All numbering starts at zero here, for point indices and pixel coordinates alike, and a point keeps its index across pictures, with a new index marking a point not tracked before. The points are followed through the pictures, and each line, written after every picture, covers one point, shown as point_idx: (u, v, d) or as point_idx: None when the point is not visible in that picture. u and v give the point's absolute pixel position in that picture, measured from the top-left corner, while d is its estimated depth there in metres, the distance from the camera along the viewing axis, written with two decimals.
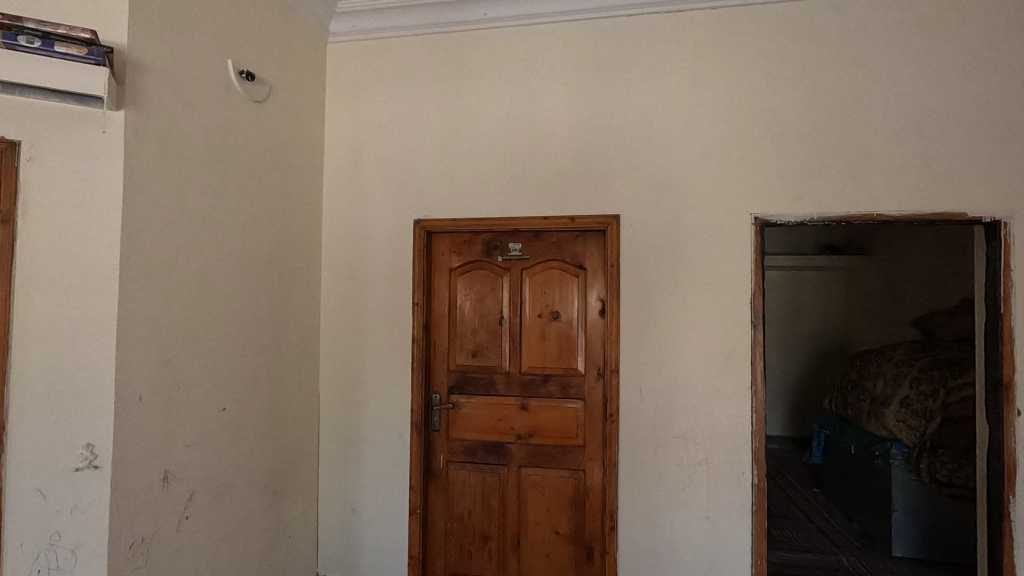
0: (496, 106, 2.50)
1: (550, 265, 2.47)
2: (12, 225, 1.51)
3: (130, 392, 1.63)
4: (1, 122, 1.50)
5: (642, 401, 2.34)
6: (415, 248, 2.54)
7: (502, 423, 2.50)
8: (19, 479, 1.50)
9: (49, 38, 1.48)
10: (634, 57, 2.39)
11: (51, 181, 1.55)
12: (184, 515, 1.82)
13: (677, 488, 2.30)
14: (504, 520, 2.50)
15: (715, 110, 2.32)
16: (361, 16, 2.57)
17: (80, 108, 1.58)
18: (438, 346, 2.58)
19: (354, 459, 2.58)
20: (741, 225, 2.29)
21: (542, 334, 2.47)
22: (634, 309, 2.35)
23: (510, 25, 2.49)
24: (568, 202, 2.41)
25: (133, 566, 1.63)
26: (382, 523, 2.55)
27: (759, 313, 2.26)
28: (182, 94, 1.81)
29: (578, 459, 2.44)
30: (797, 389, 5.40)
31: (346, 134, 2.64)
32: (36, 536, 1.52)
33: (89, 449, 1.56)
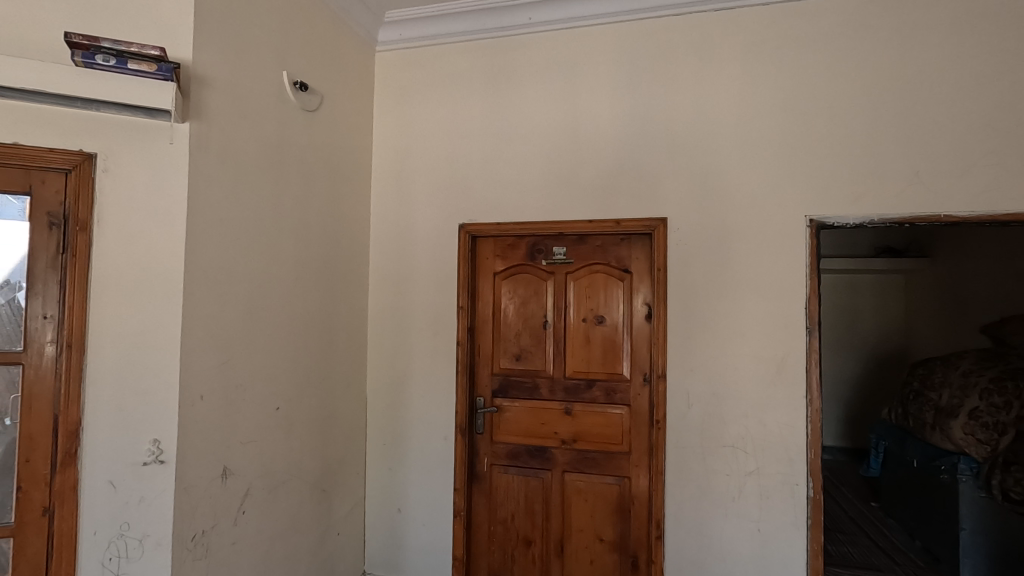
0: (540, 110, 2.50)
1: (594, 269, 2.45)
2: (89, 232, 1.59)
3: (192, 391, 1.71)
4: (79, 136, 1.58)
5: (689, 407, 2.28)
6: (460, 251, 2.56)
7: (546, 427, 2.49)
8: (93, 471, 1.58)
9: (122, 56, 1.57)
10: (682, 58, 2.35)
11: (124, 190, 1.64)
12: (241, 510, 1.89)
13: (726, 499, 2.23)
14: (547, 525, 2.49)
15: (767, 110, 2.25)
16: (408, 25, 2.63)
17: (149, 121, 1.67)
18: (482, 349, 2.60)
19: (399, 459, 2.63)
20: (795, 228, 2.21)
21: (586, 338, 2.45)
22: (681, 314, 2.31)
23: (555, 28, 2.49)
24: (613, 204, 2.39)
25: (194, 558, 1.71)
26: (426, 523, 2.58)
27: (815, 319, 2.18)
28: (241, 106, 1.89)
29: (623, 465, 2.40)
30: (853, 398, 5.16)
31: (393, 140, 2.70)
32: (107, 525, 1.60)
33: (156, 445, 1.64)
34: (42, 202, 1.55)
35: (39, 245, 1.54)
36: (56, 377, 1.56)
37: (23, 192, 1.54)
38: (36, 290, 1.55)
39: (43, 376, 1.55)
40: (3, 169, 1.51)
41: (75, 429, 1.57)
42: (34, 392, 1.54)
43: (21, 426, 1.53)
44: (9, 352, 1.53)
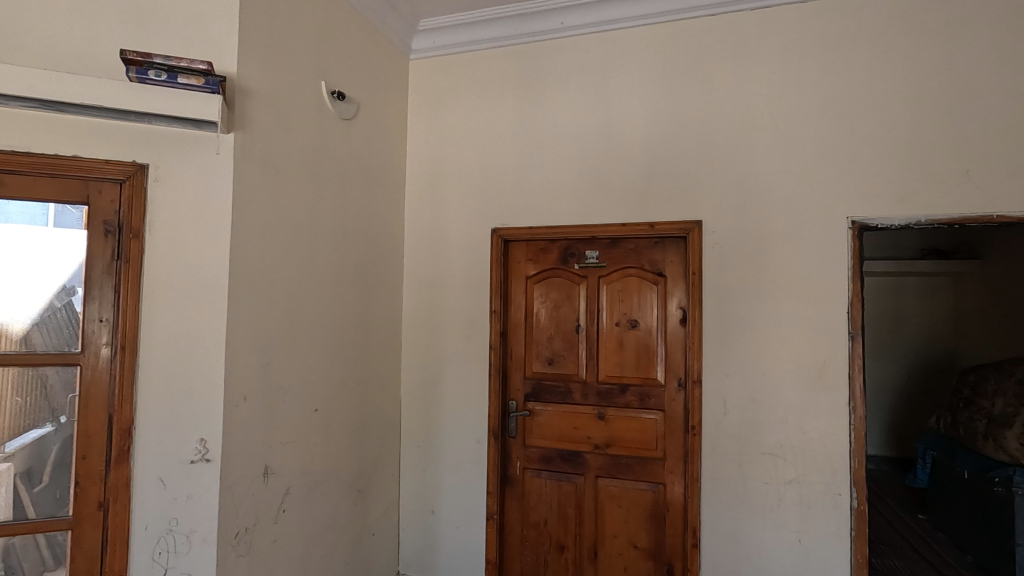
0: (572, 114, 2.50)
1: (627, 273, 2.43)
2: (142, 239, 1.66)
3: (236, 392, 1.78)
4: (133, 148, 1.66)
5: (725, 414, 2.24)
6: (493, 255, 2.58)
7: (579, 432, 2.48)
8: (144, 468, 1.65)
9: (173, 71, 1.63)
10: (717, 58, 2.32)
11: (173, 199, 1.70)
12: (281, 509, 1.95)
13: (765, 508, 2.18)
14: (581, 530, 2.47)
15: (805, 109, 2.20)
16: (441, 32, 2.67)
17: (197, 132, 1.74)
18: (514, 353, 2.61)
19: (433, 461, 2.65)
20: (836, 229, 2.15)
21: (619, 342, 2.43)
22: (716, 318, 2.27)
23: (587, 32, 2.49)
24: (647, 207, 2.37)
25: (237, 554, 1.77)
26: (459, 526, 2.60)
27: (857, 323, 2.11)
28: (282, 117, 1.95)
29: (657, 472, 2.37)
30: (898, 405, 4.96)
31: (427, 147, 2.74)
32: (157, 521, 1.66)
33: (202, 444, 1.71)
34: (99, 211, 1.63)
35: (96, 252, 1.62)
36: (111, 377, 1.63)
37: (81, 202, 1.62)
38: (93, 294, 1.62)
39: (99, 377, 1.62)
40: (63, 179, 1.59)
41: (128, 427, 1.63)
42: (90, 392, 1.61)
43: (79, 424, 1.60)
44: (67, 353, 1.60)
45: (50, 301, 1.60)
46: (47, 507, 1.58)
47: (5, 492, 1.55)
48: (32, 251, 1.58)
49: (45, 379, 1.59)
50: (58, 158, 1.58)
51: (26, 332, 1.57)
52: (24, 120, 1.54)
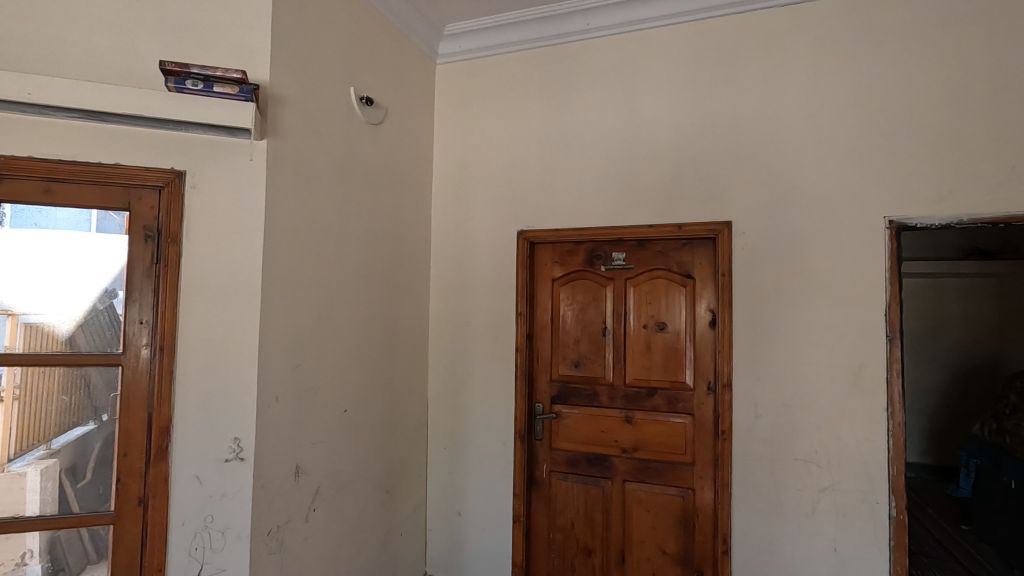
0: (598, 115, 2.49)
1: (655, 275, 2.41)
2: (179, 243, 1.71)
3: (268, 392, 1.82)
4: (171, 155, 1.71)
5: (757, 418, 2.19)
6: (519, 257, 2.58)
7: (606, 435, 2.46)
8: (181, 465, 1.69)
9: (209, 80, 1.68)
10: (746, 56, 2.28)
11: (209, 204, 1.75)
12: (311, 508, 1.98)
13: (798, 515, 2.13)
14: (608, 535, 2.45)
15: (839, 107, 2.15)
16: (468, 37, 2.69)
17: (231, 139, 1.79)
18: (541, 355, 2.60)
19: (459, 462, 2.67)
20: (872, 229, 2.09)
21: (647, 345, 2.41)
22: (747, 320, 2.22)
23: (613, 32, 2.48)
24: (675, 209, 2.34)
25: (269, 551, 1.81)
26: (486, 528, 2.60)
27: (896, 325, 2.04)
28: (312, 123, 1.99)
29: (686, 477, 2.34)
30: (939, 411, 4.79)
31: (453, 150, 2.76)
32: (193, 517, 1.70)
33: (237, 442, 1.75)
34: (139, 216, 1.69)
35: (137, 256, 1.68)
36: (151, 377, 1.69)
37: (123, 209, 1.68)
38: (134, 297, 1.68)
39: (139, 376, 1.68)
40: (106, 186, 1.66)
41: (166, 426, 1.68)
42: (131, 391, 1.66)
43: (121, 422, 1.65)
44: (109, 354, 1.66)
45: (93, 304, 1.66)
46: (90, 502, 1.64)
47: (51, 487, 1.61)
48: (77, 256, 1.64)
49: (89, 379, 1.65)
50: (102, 166, 1.64)
51: (71, 333, 1.64)
52: (71, 130, 1.61)
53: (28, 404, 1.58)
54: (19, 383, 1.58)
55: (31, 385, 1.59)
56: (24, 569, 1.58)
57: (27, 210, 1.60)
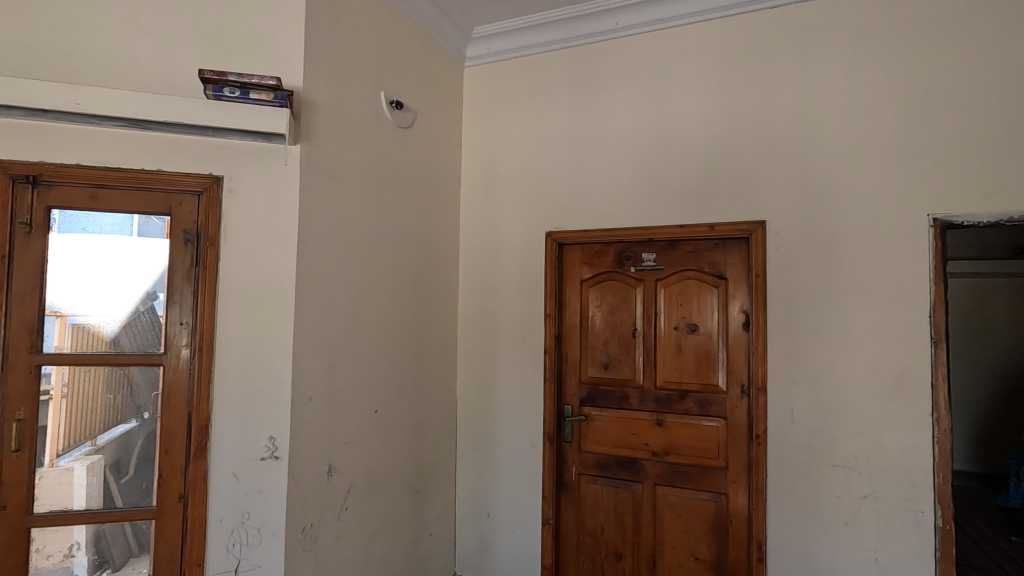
0: (626, 114, 2.47)
1: (686, 276, 2.37)
2: (217, 246, 1.76)
3: (302, 392, 1.85)
4: (209, 161, 1.76)
5: (793, 422, 2.14)
6: (547, 259, 2.57)
7: (636, 438, 2.43)
8: (219, 463, 1.74)
9: (245, 87, 1.72)
10: (780, 52, 2.23)
11: (245, 208, 1.80)
12: (344, 507, 2.01)
13: (837, 523, 2.06)
14: (639, 539, 2.42)
15: (878, 101, 2.08)
16: (495, 38, 2.70)
17: (266, 145, 1.83)
18: (569, 357, 2.58)
19: (488, 463, 2.67)
20: (915, 228, 2.01)
21: (678, 347, 2.37)
22: (782, 322, 2.17)
23: (642, 31, 2.45)
24: (706, 209, 2.30)
25: (303, 548, 1.84)
26: (515, 530, 2.59)
27: (941, 327, 1.97)
28: (344, 127, 2.03)
29: (719, 481, 2.29)
30: (986, 417, 4.58)
31: (481, 152, 2.77)
32: (231, 514, 1.74)
33: (272, 441, 1.79)
34: (179, 221, 1.74)
35: (177, 259, 1.73)
36: (190, 377, 1.74)
37: (164, 213, 1.73)
38: (175, 299, 1.73)
39: (180, 376, 1.73)
40: (148, 192, 1.72)
41: (205, 424, 1.73)
42: (172, 390, 1.72)
43: (162, 420, 1.70)
44: (151, 354, 1.71)
45: (135, 306, 1.71)
46: (133, 497, 1.69)
47: (97, 482, 1.67)
48: (121, 259, 1.70)
49: (133, 378, 1.70)
50: (144, 172, 1.70)
51: (115, 334, 1.70)
52: (116, 138, 1.67)
53: (76, 401, 1.65)
54: (67, 382, 1.64)
55: (78, 383, 1.65)
56: (72, 561, 1.64)
57: (75, 215, 1.66)
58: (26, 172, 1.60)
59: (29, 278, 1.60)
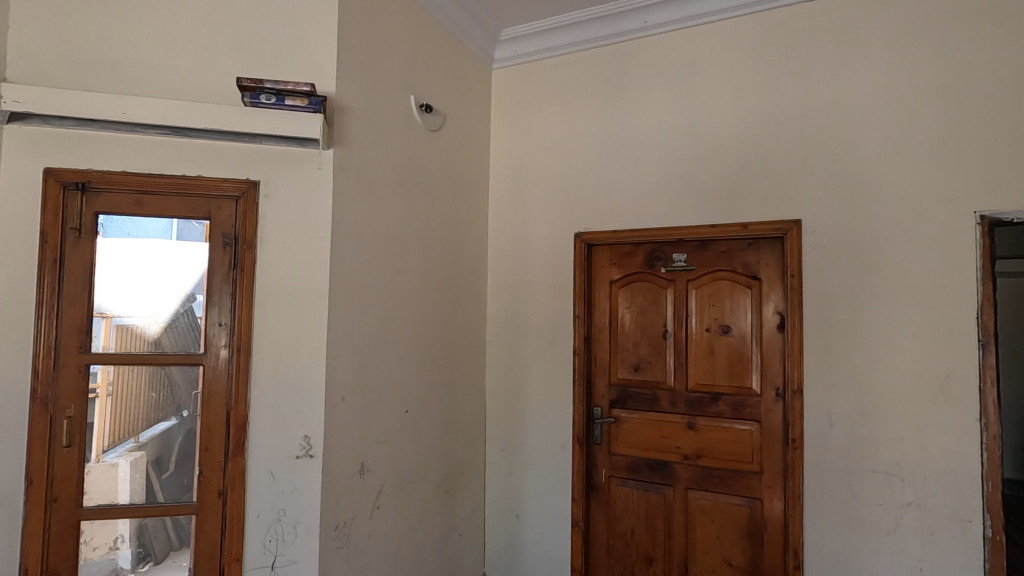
0: (656, 113, 2.44)
1: (718, 276, 2.33)
2: (254, 250, 1.80)
3: (336, 392, 1.89)
4: (247, 167, 1.81)
5: (831, 427, 2.08)
6: (576, 260, 2.56)
7: (667, 441, 2.40)
8: (256, 460, 1.78)
9: (281, 94, 1.76)
10: (816, 46, 2.17)
11: (281, 213, 1.84)
12: (375, 505, 2.04)
13: (879, 531, 2.00)
14: (670, 543, 2.39)
15: (920, 95, 2.01)
16: (523, 40, 2.70)
17: (301, 150, 1.87)
18: (599, 358, 2.56)
19: (518, 465, 2.67)
20: (960, 226, 1.94)
21: (710, 349, 2.33)
22: (819, 324, 2.11)
23: (672, 29, 2.42)
24: (739, 208, 2.26)
25: (337, 546, 1.87)
26: (545, 532, 2.59)
27: (989, 329, 1.89)
28: (375, 131, 2.06)
29: (753, 486, 2.24)
30: None
31: (509, 153, 2.77)
32: (267, 510, 1.79)
33: (306, 440, 1.82)
34: (218, 225, 1.79)
35: (216, 261, 1.78)
36: (228, 376, 1.78)
37: (203, 218, 1.78)
38: (213, 301, 1.78)
39: (219, 376, 1.78)
40: (189, 197, 1.77)
41: (243, 423, 1.77)
42: (211, 389, 1.76)
43: (201, 418, 1.75)
44: (192, 354, 1.76)
45: (176, 307, 1.77)
46: (174, 493, 1.74)
47: (140, 477, 1.73)
48: (162, 262, 1.76)
49: (174, 377, 1.76)
50: (185, 178, 1.75)
51: (157, 335, 1.75)
52: (159, 145, 1.74)
53: (122, 399, 1.71)
54: (112, 380, 1.71)
55: (123, 382, 1.72)
56: (117, 553, 1.71)
57: (121, 220, 1.73)
58: (76, 180, 1.68)
59: (79, 281, 1.68)
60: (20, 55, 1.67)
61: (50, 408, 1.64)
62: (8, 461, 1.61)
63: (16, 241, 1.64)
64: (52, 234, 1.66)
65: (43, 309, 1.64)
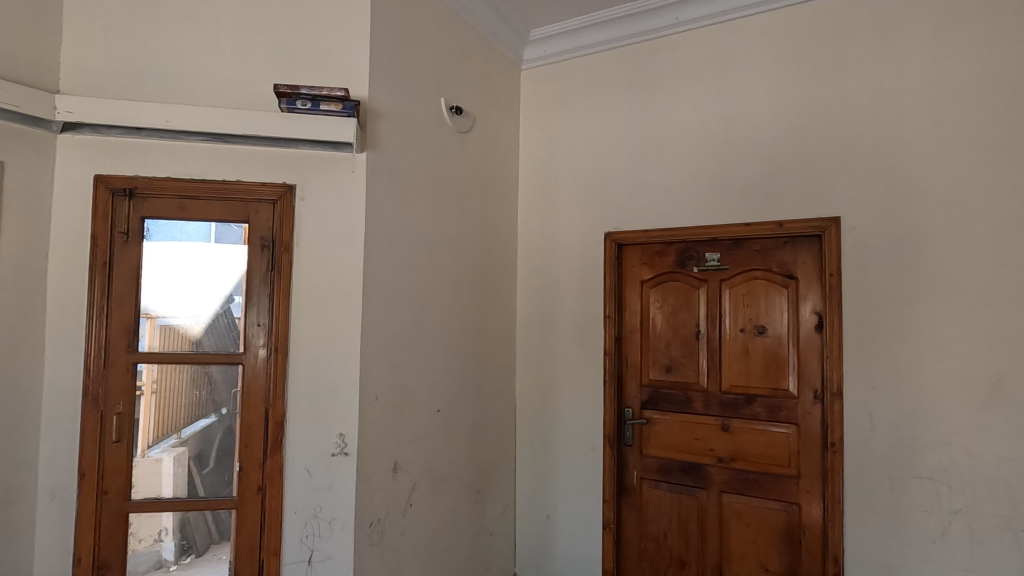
0: (688, 111, 2.41)
1: (753, 276, 2.28)
2: (291, 252, 1.85)
3: (369, 391, 1.92)
4: (284, 171, 1.86)
5: (872, 431, 2.01)
6: (607, 259, 2.54)
7: (700, 443, 2.36)
8: (294, 457, 1.83)
9: (316, 100, 1.80)
10: (855, 38, 2.11)
11: (316, 216, 1.88)
12: (408, 504, 2.06)
13: (924, 540, 1.93)
14: (704, 547, 2.35)
15: (967, 87, 1.93)
16: (552, 40, 2.70)
17: (336, 154, 1.90)
18: (630, 359, 2.54)
19: (548, 465, 2.67)
20: (1012, 222, 1.85)
21: (744, 350, 2.28)
22: (859, 324, 2.05)
23: (703, 25, 2.39)
24: (774, 205, 2.21)
25: (371, 543, 1.91)
26: (576, 533, 2.58)
27: None
28: (407, 134, 2.08)
29: (790, 491, 2.19)
30: None
31: (539, 154, 2.77)
32: (304, 506, 1.83)
33: (341, 438, 1.86)
34: (257, 228, 1.84)
35: (254, 263, 1.83)
36: (267, 375, 1.83)
37: (242, 222, 1.84)
38: (252, 301, 1.83)
39: (257, 375, 1.82)
40: (229, 201, 1.82)
41: (281, 421, 1.82)
42: (250, 388, 1.82)
43: (241, 415, 1.81)
44: (232, 353, 1.82)
45: (216, 308, 1.82)
46: (215, 487, 1.80)
47: (182, 472, 1.79)
48: (203, 265, 1.82)
49: (215, 376, 1.81)
50: (225, 183, 1.81)
51: (198, 335, 1.81)
52: (200, 151, 1.80)
53: (166, 396, 1.78)
54: (157, 379, 1.78)
55: (166, 380, 1.78)
56: (161, 545, 1.77)
57: (165, 224, 1.80)
58: (124, 186, 1.75)
59: (127, 282, 1.76)
60: (72, 69, 1.75)
61: (100, 404, 1.72)
62: (63, 455, 1.72)
63: (73, 246, 1.74)
64: (103, 238, 1.74)
65: (95, 310, 1.73)
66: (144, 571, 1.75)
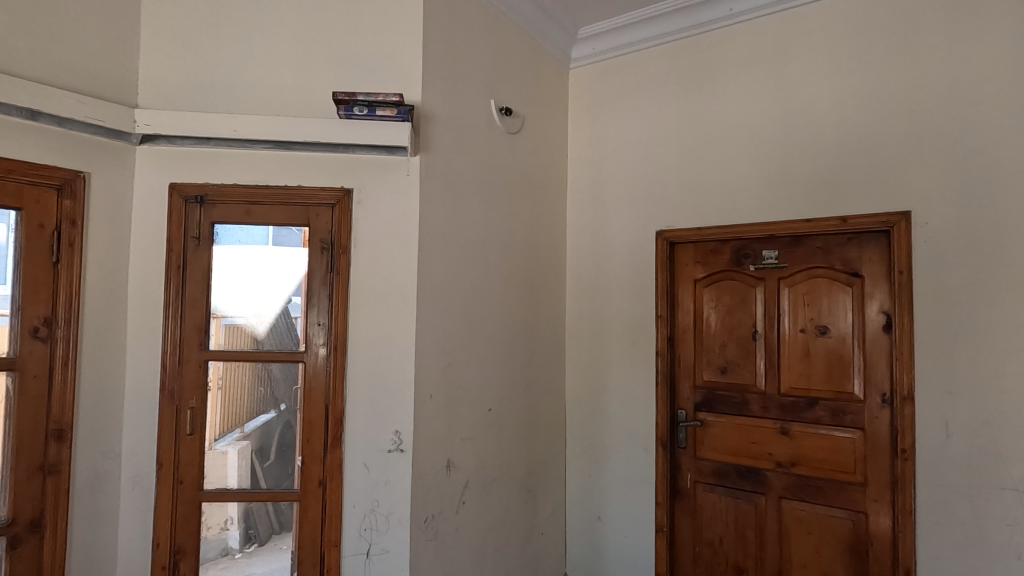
0: (742, 104, 2.34)
1: (814, 274, 2.19)
2: (348, 254, 1.90)
3: (424, 390, 1.96)
4: (343, 176, 1.92)
5: (948, 437, 1.90)
6: (658, 258, 2.50)
7: (758, 447, 2.29)
8: (352, 453, 1.89)
9: (372, 105, 1.84)
10: (926, 21, 1.99)
11: (373, 218, 1.93)
12: (461, 501, 2.09)
13: (1008, 554, 1.80)
14: (762, 555, 2.28)
15: None
16: (601, 37, 2.68)
17: (391, 158, 1.95)
18: (683, 360, 2.49)
19: (600, 466, 2.65)
20: None
21: (805, 350, 2.20)
22: (932, 324, 1.94)
23: (758, 15, 2.32)
24: (837, 200, 2.12)
25: (426, 538, 1.95)
26: (628, 535, 2.54)
27: None
28: (458, 136, 2.12)
29: (856, 499, 2.09)
30: None
31: (587, 152, 2.76)
32: (362, 501, 1.88)
33: (397, 435, 1.91)
34: (317, 231, 1.91)
35: (315, 265, 1.90)
36: (326, 373, 1.89)
37: (303, 225, 1.91)
38: (313, 302, 1.89)
39: (318, 372, 1.89)
40: (290, 205, 1.90)
41: (340, 417, 1.88)
42: (311, 385, 1.88)
43: (302, 411, 1.88)
44: (293, 352, 1.89)
45: (279, 308, 1.90)
46: (277, 480, 1.87)
47: (247, 465, 1.87)
48: (267, 266, 1.90)
49: (278, 373, 1.89)
50: (287, 188, 1.88)
51: (263, 333, 1.89)
52: (265, 159, 1.88)
53: (234, 392, 1.87)
54: (225, 375, 1.87)
55: (234, 377, 1.87)
56: (227, 533, 1.86)
57: (232, 228, 1.89)
58: (196, 193, 1.86)
59: (198, 284, 1.86)
60: (149, 84, 1.87)
61: (175, 399, 1.83)
62: (144, 446, 1.84)
63: (151, 250, 1.86)
64: (177, 243, 1.85)
65: (171, 310, 1.84)
66: (213, 558, 1.85)
